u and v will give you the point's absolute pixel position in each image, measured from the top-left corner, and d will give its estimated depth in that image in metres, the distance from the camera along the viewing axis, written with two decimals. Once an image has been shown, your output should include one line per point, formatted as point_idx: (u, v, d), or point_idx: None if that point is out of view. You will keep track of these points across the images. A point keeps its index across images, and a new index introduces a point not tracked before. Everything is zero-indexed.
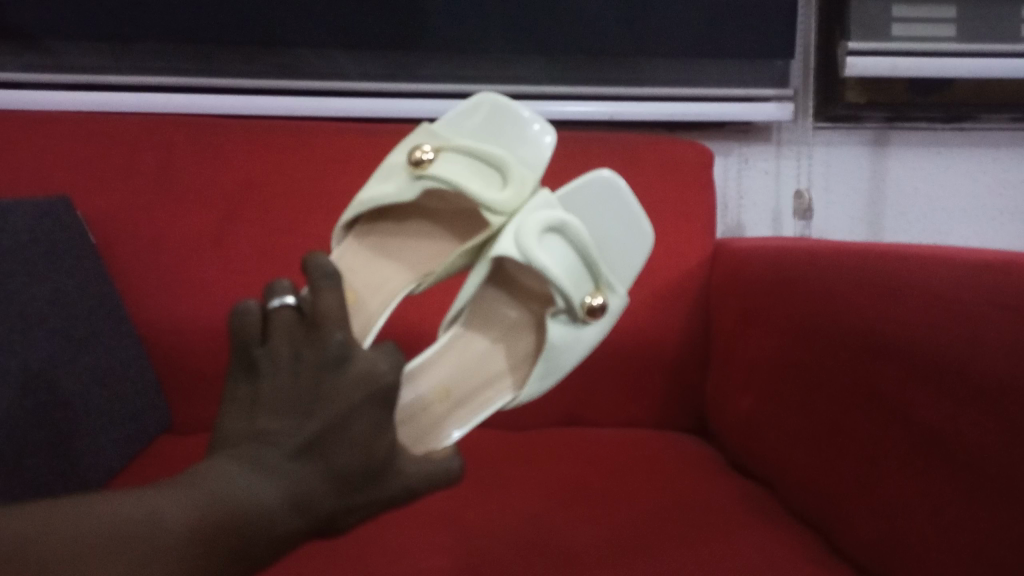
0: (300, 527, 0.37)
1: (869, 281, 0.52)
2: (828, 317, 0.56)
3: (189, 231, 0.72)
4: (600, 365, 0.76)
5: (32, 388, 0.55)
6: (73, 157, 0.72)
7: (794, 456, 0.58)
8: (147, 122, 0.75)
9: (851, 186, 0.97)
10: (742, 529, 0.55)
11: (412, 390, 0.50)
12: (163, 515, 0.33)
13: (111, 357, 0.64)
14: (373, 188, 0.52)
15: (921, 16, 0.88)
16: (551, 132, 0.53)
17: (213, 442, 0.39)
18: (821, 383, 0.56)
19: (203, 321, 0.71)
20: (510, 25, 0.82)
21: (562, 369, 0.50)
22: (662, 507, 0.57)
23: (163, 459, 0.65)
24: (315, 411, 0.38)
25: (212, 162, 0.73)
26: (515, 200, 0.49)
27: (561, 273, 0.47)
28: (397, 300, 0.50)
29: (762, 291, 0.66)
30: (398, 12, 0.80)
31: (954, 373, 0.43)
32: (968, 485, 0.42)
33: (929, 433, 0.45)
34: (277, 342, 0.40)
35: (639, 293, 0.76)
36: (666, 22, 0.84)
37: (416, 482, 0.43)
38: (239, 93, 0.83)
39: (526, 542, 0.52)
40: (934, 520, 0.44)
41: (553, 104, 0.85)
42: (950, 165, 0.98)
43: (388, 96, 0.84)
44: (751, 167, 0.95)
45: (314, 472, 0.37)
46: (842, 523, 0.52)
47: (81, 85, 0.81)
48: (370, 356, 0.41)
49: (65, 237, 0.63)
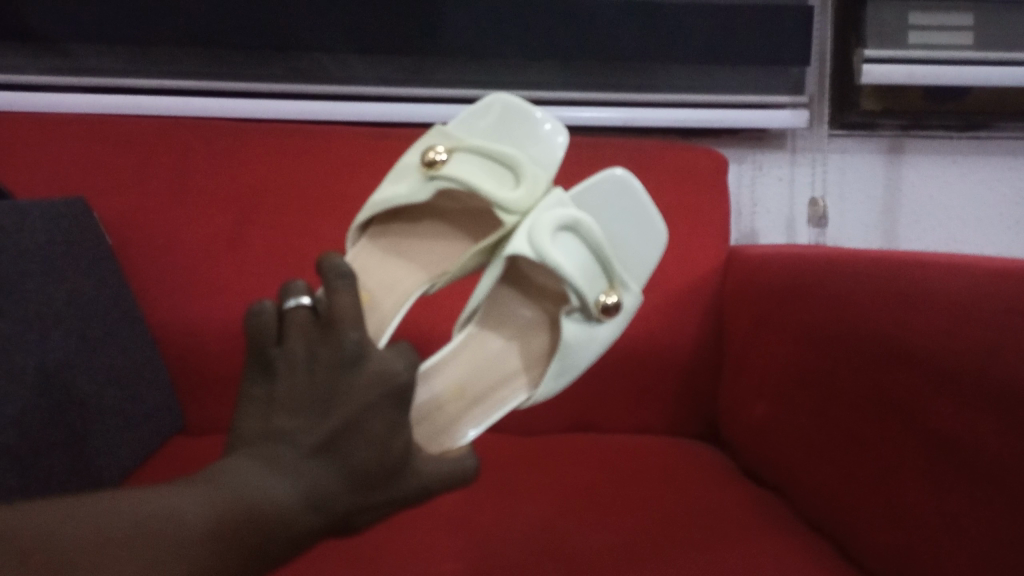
0: (317, 526, 0.36)
1: (886, 288, 0.51)
2: (843, 323, 0.55)
3: (203, 231, 0.72)
4: (612, 371, 0.75)
5: (48, 387, 0.55)
6: (90, 158, 0.72)
7: (810, 466, 0.57)
8: (164, 124, 0.75)
9: (866, 194, 0.97)
10: (757, 538, 0.54)
11: (426, 390, 0.50)
12: (184, 512, 0.32)
13: (126, 357, 0.64)
14: (386, 188, 0.52)
15: (938, 25, 0.88)
16: (562, 131, 0.53)
17: (230, 441, 0.39)
18: (836, 391, 0.55)
19: (216, 322, 0.71)
20: (525, 31, 0.82)
21: (577, 367, 0.49)
22: (676, 514, 0.57)
23: (175, 459, 0.66)
24: (331, 411, 0.38)
25: (227, 164, 0.74)
26: (528, 200, 0.49)
27: (575, 271, 0.47)
28: (411, 300, 0.50)
29: (777, 298, 0.65)
30: (413, 17, 0.81)
31: (972, 380, 0.42)
32: (987, 495, 0.41)
33: (946, 441, 0.44)
34: (292, 343, 0.40)
35: (652, 299, 0.76)
36: (680, 30, 0.84)
37: (432, 481, 0.43)
38: (256, 97, 0.84)
39: (539, 546, 0.52)
40: (952, 529, 0.43)
41: (566, 109, 0.86)
42: (966, 174, 0.97)
43: (402, 101, 0.85)
44: (765, 174, 0.95)
45: (330, 471, 0.37)
46: (859, 534, 0.51)
47: (100, 88, 0.82)
48: (384, 356, 0.41)
49: (83, 237, 0.64)
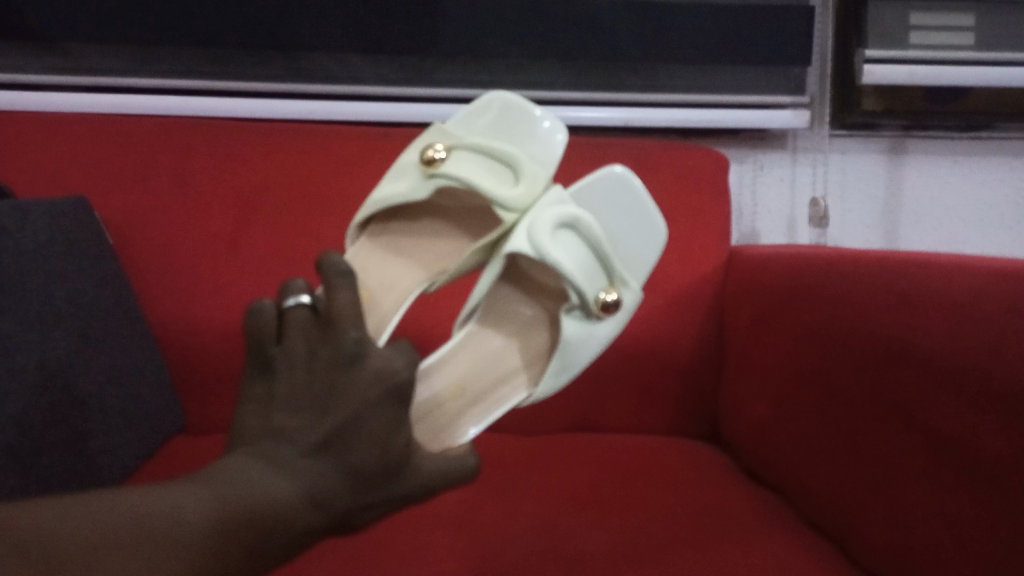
0: (317, 524, 0.36)
1: (887, 287, 0.51)
2: (844, 323, 0.55)
3: (204, 231, 0.72)
4: (612, 371, 0.75)
5: (49, 386, 0.55)
6: (92, 157, 0.72)
7: (811, 466, 0.57)
8: (165, 124, 0.75)
9: (867, 194, 0.97)
10: (758, 538, 0.54)
11: (426, 388, 0.50)
12: (184, 510, 0.32)
13: (126, 356, 0.64)
14: (386, 187, 0.52)
15: (939, 24, 0.88)
16: (562, 130, 0.53)
17: (230, 440, 0.39)
18: (837, 391, 0.55)
19: (216, 321, 0.71)
20: (525, 31, 0.82)
21: (577, 365, 0.49)
22: (677, 514, 0.56)
23: (176, 458, 0.66)
24: (331, 409, 0.38)
25: (228, 164, 0.74)
26: (528, 197, 0.49)
27: (574, 269, 0.47)
28: (411, 299, 0.50)
29: (778, 297, 0.65)
30: (414, 16, 0.81)
31: (974, 380, 0.42)
32: (988, 495, 0.41)
33: (948, 441, 0.44)
34: (292, 341, 0.40)
35: (653, 299, 0.76)
36: (681, 30, 0.84)
37: (432, 479, 0.43)
38: (257, 96, 0.84)
39: (539, 546, 0.52)
40: (954, 529, 0.43)
41: (567, 109, 0.86)
42: (967, 174, 0.97)
43: (403, 101, 0.85)
44: (766, 175, 0.95)
45: (330, 469, 0.37)
46: (859, 534, 0.51)
47: (101, 87, 0.83)
48: (384, 354, 0.41)
49: (84, 237, 0.64)
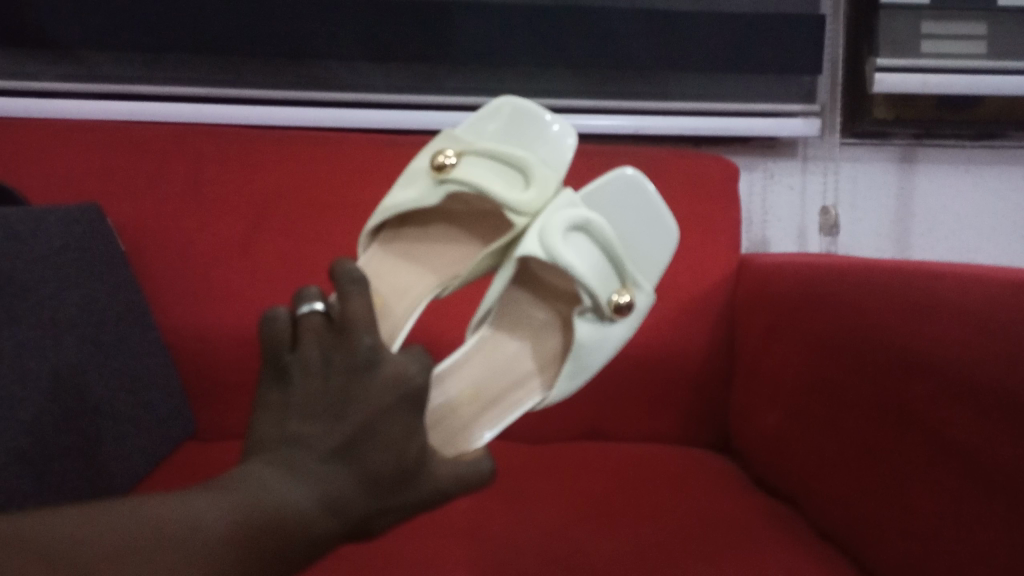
0: (333, 529, 0.36)
1: (901, 297, 0.50)
2: (858, 332, 0.54)
3: (215, 237, 0.72)
4: (622, 379, 0.75)
5: (63, 393, 0.55)
6: (104, 163, 0.73)
7: (822, 477, 0.57)
8: (175, 130, 0.76)
9: (878, 203, 0.96)
10: (773, 549, 0.53)
11: (441, 392, 0.49)
12: (204, 516, 0.32)
13: (138, 363, 0.64)
14: (398, 193, 0.52)
15: (951, 34, 0.87)
16: (571, 134, 0.53)
17: (247, 445, 0.39)
18: (851, 402, 0.54)
19: (228, 328, 0.71)
20: (535, 39, 0.83)
21: (590, 368, 0.49)
22: (692, 523, 0.56)
23: (186, 466, 0.65)
24: (346, 415, 0.38)
25: (240, 171, 0.74)
26: (539, 202, 0.49)
27: (588, 272, 0.47)
28: (422, 304, 0.50)
29: (789, 306, 0.65)
30: (426, 25, 0.81)
31: (988, 392, 0.41)
32: (1003, 506, 0.40)
33: (962, 453, 0.43)
34: (307, 348, 0.40)
35: (663, 307, 0.75)
36: (691, 39, 0.84)
37: (449, 484, 0.42)
38: (269, 104, 0.85)
39: (549, 553, 0.51)
40: (969, 541, 0.42)
41: (577, 117, 0.86)
42: (978, 182, 0.97)
43: (414, 108, 0.86)
44: (776, 183, 0.94)
45: (346, 474, 0.37)
46: (872, 546, 0.50)
47: (115, 94, 0.83)
48: (399, 360, 0.41)
49: (98, 243, 0.64)
